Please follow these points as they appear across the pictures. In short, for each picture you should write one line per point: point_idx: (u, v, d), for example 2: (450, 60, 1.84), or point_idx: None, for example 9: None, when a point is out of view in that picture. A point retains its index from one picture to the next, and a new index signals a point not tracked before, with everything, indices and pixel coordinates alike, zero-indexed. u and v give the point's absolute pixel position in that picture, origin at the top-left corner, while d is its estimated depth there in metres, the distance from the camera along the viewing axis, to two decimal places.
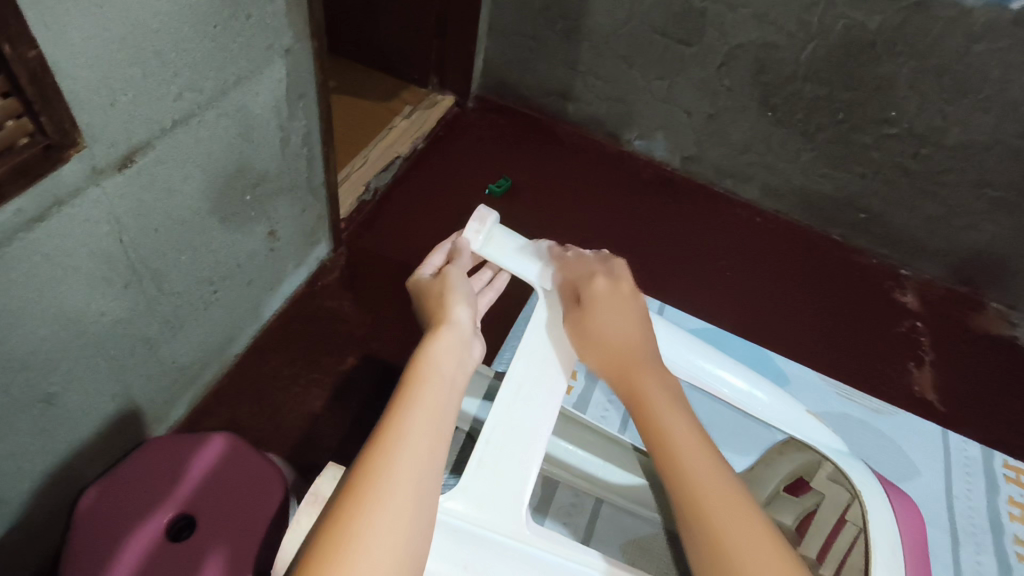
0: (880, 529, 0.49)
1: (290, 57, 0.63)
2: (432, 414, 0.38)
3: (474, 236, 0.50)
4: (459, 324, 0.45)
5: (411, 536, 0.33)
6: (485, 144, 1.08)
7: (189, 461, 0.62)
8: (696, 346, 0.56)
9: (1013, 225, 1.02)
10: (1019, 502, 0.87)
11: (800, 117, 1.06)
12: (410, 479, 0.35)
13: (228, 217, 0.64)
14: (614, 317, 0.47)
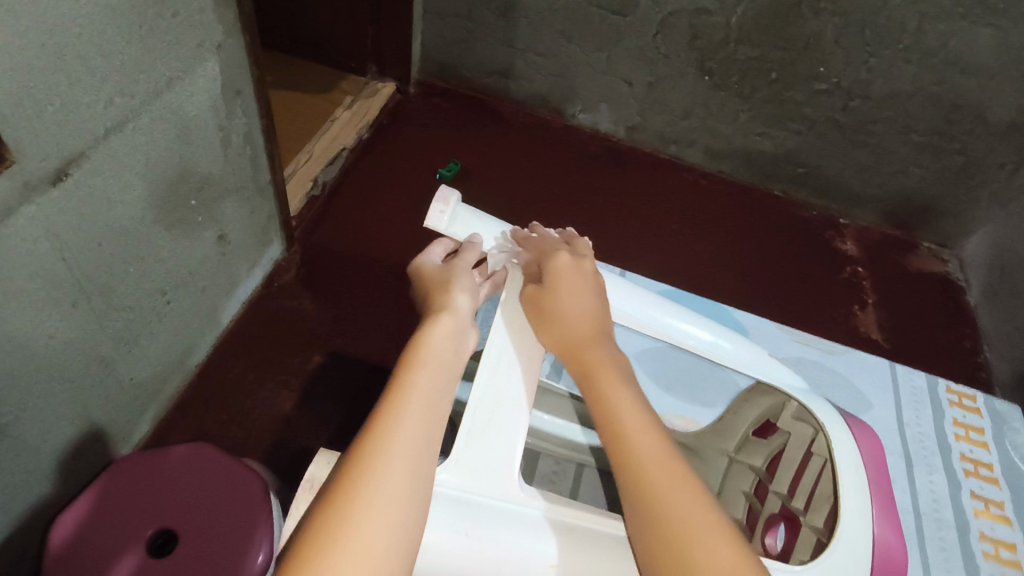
0: (846, 461, 0.47)
1: (223, 53, 0.61)
2: (436, 393, 0.36)
3: (439, 218, 0.47)
4: (460, 311, 0.41)
5: (406, 516, 0.31)
6: (432, 129, 1.15)
7: (168, 476, 0.57)
8: (657, 299, 0.53)
9: (938, 167, 1.05)
10: (966, 423, 0.81)
11: (736, 80, 1.04)
12: (402, 462, 0.32)
13: (172, 224, 0.64)
14: (576, 294, 0.44)
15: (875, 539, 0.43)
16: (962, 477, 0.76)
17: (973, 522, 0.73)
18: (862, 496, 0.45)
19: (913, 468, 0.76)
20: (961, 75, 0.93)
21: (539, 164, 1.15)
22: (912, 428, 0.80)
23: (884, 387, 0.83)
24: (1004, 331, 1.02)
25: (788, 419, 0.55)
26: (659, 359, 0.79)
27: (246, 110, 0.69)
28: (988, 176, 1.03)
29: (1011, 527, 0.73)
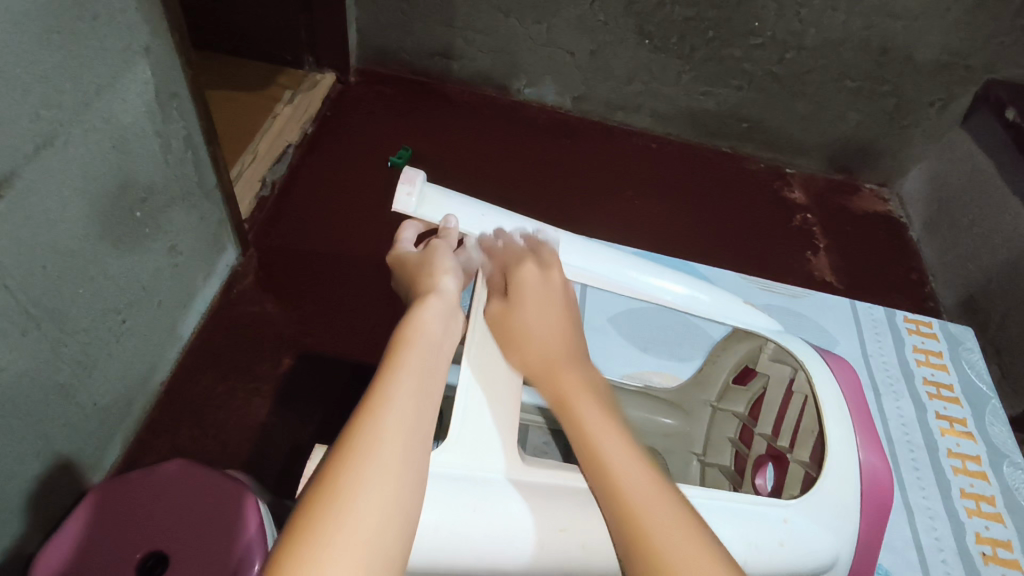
0: (827, 394, 0.49)
1: (152, 55, 0.58)
2: (429, 373, 0.36)
3: (407, 202, 0.46)
4: (446, 294, 0.41)
5: (403, 493, 0.30)
6: (378, 117, 1.13)
7: (154, 495, 0.55)
8: (631, 260, 0.53)
9: (873, 110, 1.09)
10: (924, 349, 0.86)
11: (676, 41, 1.05)
12: (397, 443, 0.31)
13: (118, 239, 0.62)
14: (541, 310, 0.44)
15: (860, 462, 0.46)
16: (926, 399, 0.80)
17: (940, 441, 0.77)
18: (845, 425, 0.47)
19: (880, 396, 0.80)
20: (888, 18, 0.96)
21: (491, 143, 1.14)
22: (876, 357, 0.84)
23: (846, 323, 0.87)
24: (947, 260, 1.07)
25: (768, 362, 0.56)
26: (631, 322, 0.80)
27: (183, 113, 0.66)
28: (920, 115, 1.08)
29: (974, 441, 0.78)
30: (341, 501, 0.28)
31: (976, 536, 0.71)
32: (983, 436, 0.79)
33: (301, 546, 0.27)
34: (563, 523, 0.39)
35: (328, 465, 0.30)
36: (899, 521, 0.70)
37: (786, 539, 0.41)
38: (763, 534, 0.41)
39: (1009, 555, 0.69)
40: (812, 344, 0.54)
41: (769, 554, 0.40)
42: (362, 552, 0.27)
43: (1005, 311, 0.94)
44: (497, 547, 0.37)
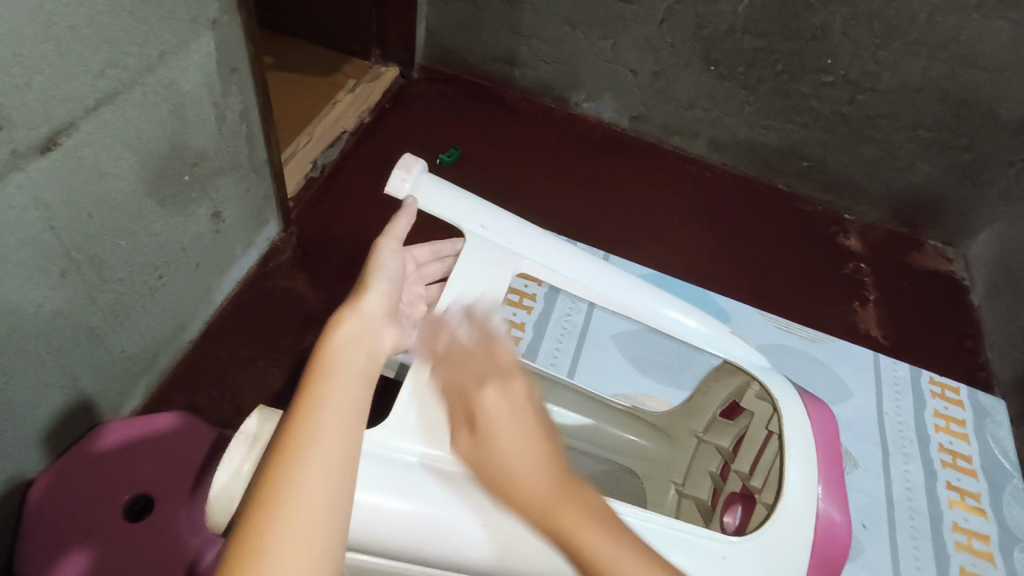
0: (795, 436, 0.48)
1: (218, 29, 0.61)
2: (363, 344, 0.37)
3: (399, 185, 0.49)
4: (371, 305, 0.40)
5: (341, 454, 0.32)
6: (432, 114, 1.15)
7: (142, 442, 0.64)
8: (639, 284, 0.53)
9: (946, 163, 1.03)
10: (944, 415, 0.85)
11: (742, 70, 1.03)
12: (333, 413, 0.33)
13: (164, 199, 0.65)
14: (519, 441, 0.38)
15: (818, 512, 0.45)
16: (938, 467, 0.79)
17: (946, 513, 0.76)
18: (808, 470, 0.47)
19: (889, 456, 0.80)
20: (972, 69, 0.91)
21: (540, 152, 1.14)
22: (891, 417, 0.83)
23: (866, 376, 0.87)
24: (1006, 332, 1.00)
25: (752, 399, 0.56)
26: (640, 342, 0.80)
27: (242, 88, 0.69)
28: (996, 174, 1.01)
29: (985, 519, 0.76)
30: (286, 476, 0.30)
31: None
32: (997, 516, 0.77)
33: (251, 522, 0.29)
34: (483, 517, 0.40)
35: (272, 447, 0.32)
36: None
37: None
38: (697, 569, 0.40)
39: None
40: (793, 384, 0.53)
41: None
42: (306, 521, 0.29)
43: None
44: (416, 529, 0.39)
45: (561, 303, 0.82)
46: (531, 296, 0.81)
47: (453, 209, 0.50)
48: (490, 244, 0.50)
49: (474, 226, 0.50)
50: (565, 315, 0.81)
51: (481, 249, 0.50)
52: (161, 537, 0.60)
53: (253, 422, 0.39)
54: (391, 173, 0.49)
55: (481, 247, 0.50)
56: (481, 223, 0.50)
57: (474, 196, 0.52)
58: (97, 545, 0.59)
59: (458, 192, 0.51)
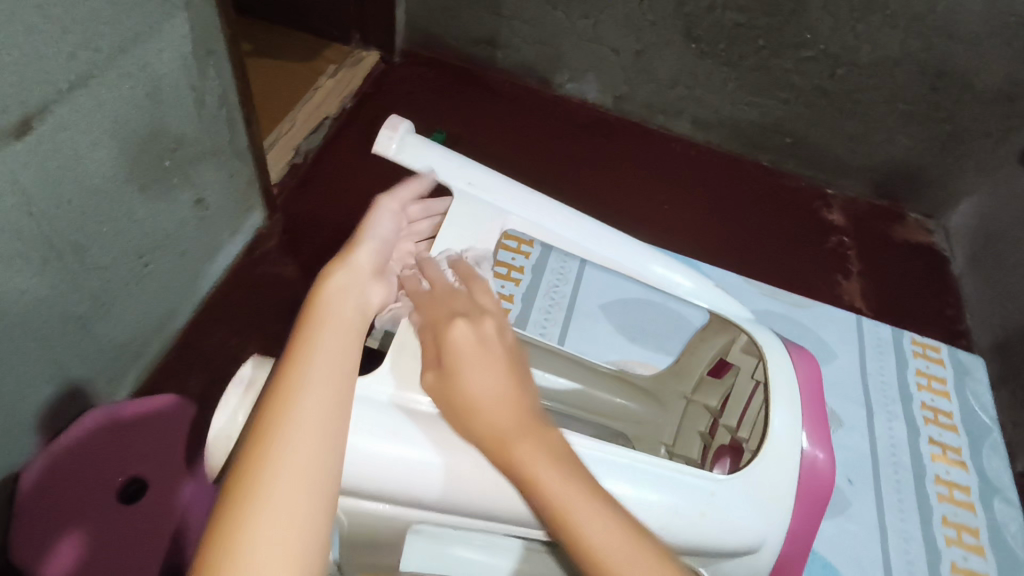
0: (779, 384, 0.50)
1: (193, 10, 0.61)
2: (350, 300, 0.38)
3: (387, 144, 0.49)
4: (357, 265, 0.40)
5: (334, 397, 0.34)
6: (416, 97, 1.14)
7: (130, 425, 0.64)
8: (626, 240, 0.53)
9: (925, 135, 1.05)
10: (927, 373, 0.87)
11: (723, 47, 1.03)
12: (320, 374, 0.34)
13: (146, 184, 0.64)
14: (487, 372, 0.41)
15: (802, 455, 0.47)
16: (920, 424, 0.81)
17: (928, 466, 0.78)
18: (793, 415, 0.48)
19: (874, 414, 0.82)
20: (948, 40, 0.92)
21: (526, 134, 1.14)
22: (875, 376, 0.85)
23: (850, 338, 0.88)
24: (986, 299, 1.02)
25: (738, 353, 0.58)
26: (628, 311, 0.81)
27: (220, 71, 0.68)
28: (974, 144, 1.03)
29: (965, 471, 0.79)
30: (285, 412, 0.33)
31: (952, 565, 0.71)
32: (977, 468, 0.80)
33: (252, 454, 0.31)
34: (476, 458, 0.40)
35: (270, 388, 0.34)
36: (873, 542, 0.72)
37: (707, 511, 0.43)
38: (682, 504, 0.42)
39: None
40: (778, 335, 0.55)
41: (687, 526, 0.42)
42: (304, 456, 0.32)
43: None
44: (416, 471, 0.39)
45: (552, 280, 0.82)
46: (520, 270, 0.81)
47: (442, 167, 0.50)
48: (477, 201, 0.50)
49: (461, 181, 0.50)
50: (554, 288, 0.82)
51: (469, 206, 0.50)
52: (155, 521, 0.62)
53: (248, 368, 0.40)
54: (379, 132, 0.50)
55: (469, 202, 0.50)
56: (468, 181, 0.51)
57: (462, 156, 0.52)
58: (97, 529, 0.60)
59: (445, 151, 0.51)
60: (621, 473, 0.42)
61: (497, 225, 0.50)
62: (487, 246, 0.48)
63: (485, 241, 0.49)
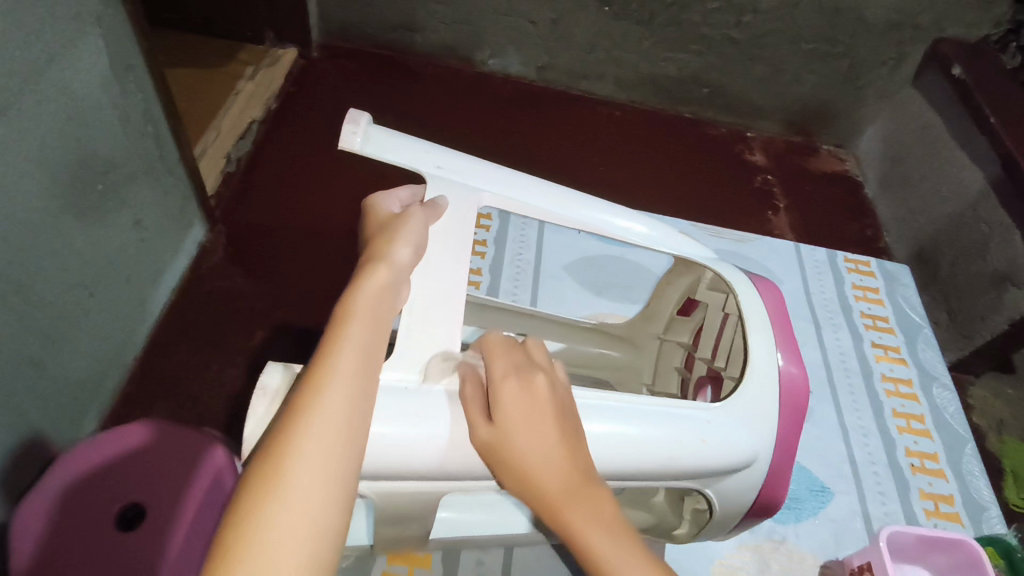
0: (751, 310, 0.54)
1: (104, 25, 0.58)
2: (387, 300, 0.40)
3: (353, 139, 0.49)
4: (396, 264, 0.42)
5: (361, 391, 0.35)
6: (340, 90, 1.13)
7: (125, 451, 0.59)
8: (589, 200, 0.56)
9: (828, 71, 1.12)
10: (862, 286, 0.95)
11: (635, 7, 1.07)
12: (350, 370, 0.35)
13: (81, 212, 0.62)
14: (536, 434, 0.41)
15: (781, 371, 0.52)
16: (863, 330, 0.89)
17: (874, 367, 0.86)
18: (767, 336, 0.53)
19: (821, 329, 0.88)
20: None
21: (457, 113, 1.15)
22: (818, 295, 0.92)
23: (792, 265, 0.95)
24: (898, 216, 1.11)
25: (705, 291, 0.62)
26: (587, 268, 0.84)
27: (140, 85, 0.66)
28: (872, 74, 1.11)
29: (906, 367, 0.87)
30: (315, 398, 0.34)
31: (906, 450, 0.79)
32: (916, 361, 0.88)
33: (279, 437, 0.32)
34: None
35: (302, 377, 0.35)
36: (837, 441, 0.78)
37: (707, 436, 0.47)
38: (683, 431, 0.47)
39: (936, 466, 0.78)
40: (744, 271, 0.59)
41: (692, 451, 0.47)
42: (328, 439, 0.33)
43: (953, 260, 0.97)
44: (428, 446, 0.41)
45: (513, 250, 0.84)
46: (482, 243, 0.83)
47: (408, 154, 0.51)
48: (449, 182, 0.51)
49: (431, 166, 0.52)
50: (517, 256, 0.84)
51: (443, 187, 0.51)
52: (168, 536, 0.56)
53: (269, 378, 0.41)
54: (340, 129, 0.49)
55: (442, 184, 0.51)
56: (437, 164, 0.52)
57: (425, 143, 0.53)
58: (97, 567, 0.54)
59: (406, 138, 0.52)
60: (625, 411, 0.46)
61: (473, 202, 0.51)
62: (466, 220, 0.49)
63: (464, 216, 0.49)
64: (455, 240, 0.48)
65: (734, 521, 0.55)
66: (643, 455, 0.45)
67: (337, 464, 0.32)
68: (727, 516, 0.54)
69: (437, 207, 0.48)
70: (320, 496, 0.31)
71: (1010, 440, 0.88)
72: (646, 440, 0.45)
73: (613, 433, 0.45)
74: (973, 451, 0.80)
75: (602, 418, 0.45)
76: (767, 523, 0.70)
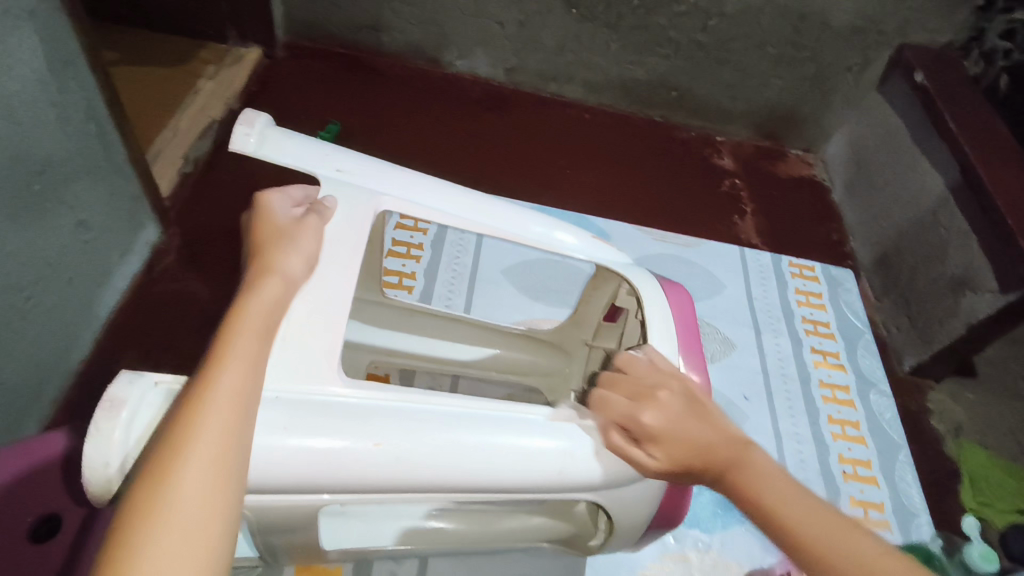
0: (656, 315, 0.55)
1: (39, 21, 0.57)
2: (272, 316, 0.40)
3: (244, 140, 0.49)
4: (286, 277, 0.42)
5: (243, 410, 0.35)
6: (304, 91, 1.11)
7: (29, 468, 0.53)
8: (525, 214, 0.57)
9: (795, 77, 1.12)
10: (805, 290, 0.98)
11: (602, 10, 1.06)
12: (234, 389, 0.35)
13: (14, 213, 0.60)
14: (684, 430, 0.45)
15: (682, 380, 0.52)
16: (802, 336, 0.92)
17: (813, 372, 0.89)
18: (670, 346, 0.53)
19: (762, 334, 0.91)
20: None
21: (422, 114, 1.14)
22: (761, 301, 0.95)
23: (735, 269, 0.99)
24: (862, 219, 1.12)
25: (625, 297, 0.62)
26: (527, 272, 0.85)
27: (81, 83, 0.64)
28: (838, 80, 1.12)
29: (844, 372, 0.90)
30: (199, 423, 0.33)
31: (839, 457, 0.81)
32: (854, 368, 0.91)
33: (156, 468, 0.31)
34: (378, 438, 0.40)
35: (182, 399, 0.34)
36: (771, 448, 0.80)
37: (601, 448, 0.47)
38: (575, 442, 0.46)
39: (868, 473, 0.80)
40: (653, 274, 0.59)
41: (585, 462, 0.46)
42: (219, 463, 0.33)
43: (914, 264, 0.98)
44: (312, 462, 0.39)
45: (451, 253, 0.84)
46: (418, 248, 0.83)
47: (300, 157, 0.50)
48: (349, 184, 0.51)
49: (333, 169, 0.51)
50: (454, 259, 0.84)
51: (341, 190, 0.50)
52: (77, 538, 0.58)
53: (116, 388, 0.38)
54: (234, 130, 0.50)
55: (340, 187, 0.50)
56: (337, 167, 0.51)
57: (324, 145, 0.52)
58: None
59: (304, 139, 0.52)
60: (520, 422, 0.45)
61: (371, 206, 0.50)
62: (363, 225, 0.49)
63: (363, 220, 0.49)
64: (348, 244, 0.47)
65: (638, 529, 0.55)
66: (535, 469, 0.44)
67: (230, 487, 0.33)
68: (631, 528, 0.55)
69: (324, 205, 0.47)
70: (216, 521, 0.31)
71: (968, 443, 0.89)
72: (541, 447, 0.45)
73: (519, 445, 0.44)
74: (907, 458, 0.83)
75: (494, 435, 0.44)
76: (693, 532, 0.70)
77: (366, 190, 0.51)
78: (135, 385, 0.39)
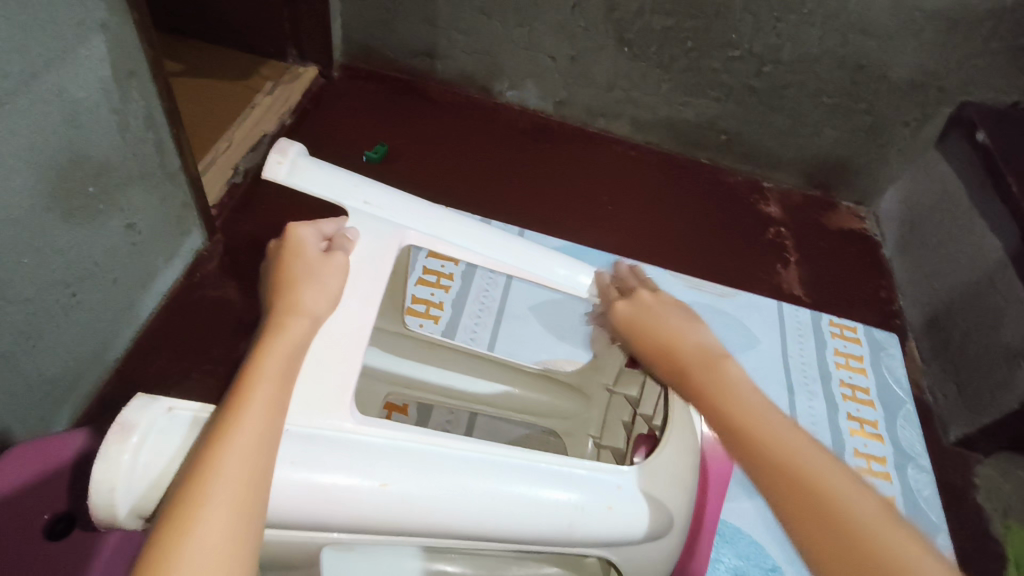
0: None
1: (109, 33, 0.60)
2: (292, 358, 0.39)
3: (277, 169, 0.50)
4: (309, 316, 0.42)
5: (262, 459, 0.35)
6: (358, 112, 1.14)
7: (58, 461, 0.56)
8: (554, 255, 0.56)
9: (849, 127, 1.10)
10: (844, 351, 0.95)
11: (654, 50, 1.06)
12: (252, 438, 0.35)
13: (68, 213, 0.63)
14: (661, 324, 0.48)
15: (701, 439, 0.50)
16: (837, 400, 0.88)
17: (848, 440, 0.85)
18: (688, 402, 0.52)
19: (794, 394, 0.88)
20: (862, 36, 0.97)
21: (468, 142, 1.15)
22: (796, 358, 0.92)
23: (772, 325, 0.96)
24: (914, 279, 1.07)
25: None
26: (554, 309, 0.84)
27: (144, 93, 0.67)
28: (895, 134, 1.09)
29: (881, 442, 0.86)
30: (217, 474, 0.33)
31: None
32: (892, 439, 0.87)
33: (175, 519, 0.31)
34: (384, 478, 0.40)
35: (201, 446, 0.34)
36: None
37: (615, 503, 0.45)
38: (589, 498, 0.44)
39: None
40: None
41: (596, 520, 0.44)
42: (237, 515, 0.32)
43: (966, 329, 0.93)
44: (317, 498, 0.38)
45: (478, 284, 0.85)
46: (448, 277, 0.84)
47: (330, 187, 0.51)
48: (375, 218, 0.51)
49: (363, 199, 0.51)
50: (483, 291, 0.85)
51: (364, 221, 0.50)
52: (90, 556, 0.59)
53: (130, 413, 0.38)
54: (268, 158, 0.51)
55: (363, 219, 0.50)
56: (365, 199, 0.52)
57: (354, 175, 0.53)
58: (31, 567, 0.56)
59: (337, 169, 0.52)
60: (532, 472, 0.44)
61: (397, 239, 0.50)
62: (388, 258, 0.49)
63: (390, 252, 0.49)
64: (374, 276, 0.47)
65: None
66: (539, 521, 0.43)
67: (249, 536, 0.33)
68: None
69: (347, 237, 0.47)
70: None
71: (1016, 527, 0.83)
72: (552, 501, 0.43)
73: (529, 497, 0.43)
74: (945, 542, 0.79)
75: (502, 480, 0.43)
76: None
77: (394, 221, 0.51)
78: (149, 410, 0.38)
